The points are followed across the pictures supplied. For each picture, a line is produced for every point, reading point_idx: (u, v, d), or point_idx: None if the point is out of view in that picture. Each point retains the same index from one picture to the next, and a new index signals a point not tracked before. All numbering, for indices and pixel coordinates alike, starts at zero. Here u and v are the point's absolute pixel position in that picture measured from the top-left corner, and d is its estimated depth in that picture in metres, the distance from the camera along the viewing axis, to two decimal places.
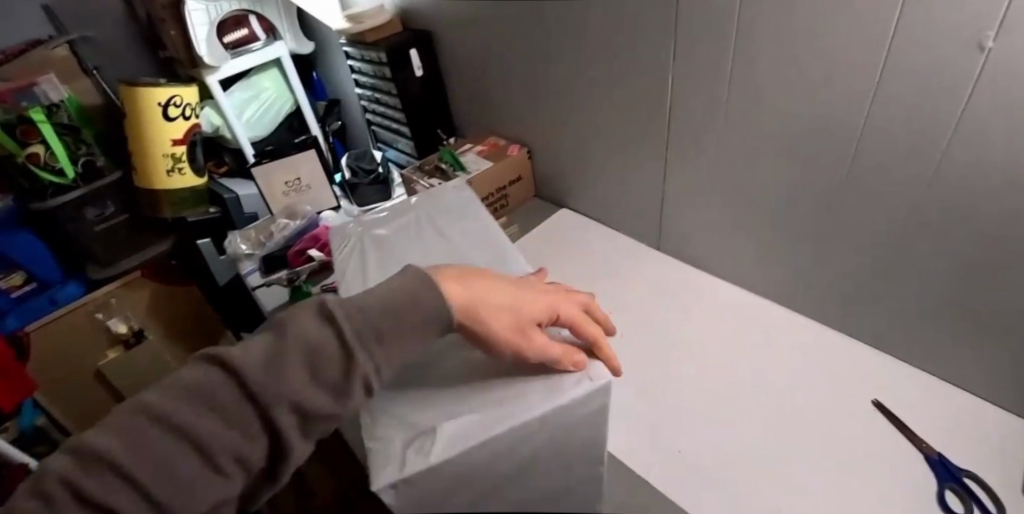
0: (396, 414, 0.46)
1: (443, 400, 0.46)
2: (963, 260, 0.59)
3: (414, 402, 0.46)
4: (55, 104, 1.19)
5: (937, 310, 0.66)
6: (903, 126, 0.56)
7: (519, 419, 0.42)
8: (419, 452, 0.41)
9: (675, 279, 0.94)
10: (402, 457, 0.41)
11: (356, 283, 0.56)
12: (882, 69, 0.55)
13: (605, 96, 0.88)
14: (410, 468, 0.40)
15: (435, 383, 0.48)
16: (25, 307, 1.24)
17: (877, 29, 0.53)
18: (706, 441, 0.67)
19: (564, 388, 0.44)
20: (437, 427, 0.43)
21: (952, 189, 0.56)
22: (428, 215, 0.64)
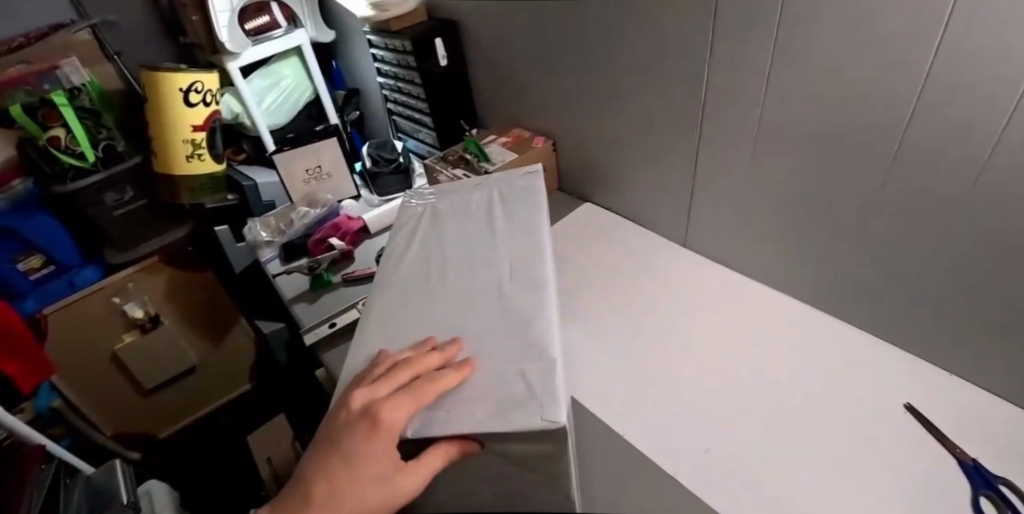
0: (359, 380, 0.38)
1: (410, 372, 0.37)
2: (965, 261, 0.57)
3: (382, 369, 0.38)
4: (79, 89, 1.19)
5: (975, 328, 0.60)
6: (942, 134, 0.52)
7: (457, 424, 0.31)
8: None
9: (704, 276, 0.89)
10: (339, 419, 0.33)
11: (392, 257, 0.50)
12: (928, 70, 0.50)
13: (637, 86, 0.86)
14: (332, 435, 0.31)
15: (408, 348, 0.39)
16: (44, 289, 1.25)
17: (923, 26, 0.48)
18: (730, 440, 0.61)
19: (520, 410, 0.30)
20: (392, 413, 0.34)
21: (996, 202, 0.51)
22: (495, 195, 0.53)
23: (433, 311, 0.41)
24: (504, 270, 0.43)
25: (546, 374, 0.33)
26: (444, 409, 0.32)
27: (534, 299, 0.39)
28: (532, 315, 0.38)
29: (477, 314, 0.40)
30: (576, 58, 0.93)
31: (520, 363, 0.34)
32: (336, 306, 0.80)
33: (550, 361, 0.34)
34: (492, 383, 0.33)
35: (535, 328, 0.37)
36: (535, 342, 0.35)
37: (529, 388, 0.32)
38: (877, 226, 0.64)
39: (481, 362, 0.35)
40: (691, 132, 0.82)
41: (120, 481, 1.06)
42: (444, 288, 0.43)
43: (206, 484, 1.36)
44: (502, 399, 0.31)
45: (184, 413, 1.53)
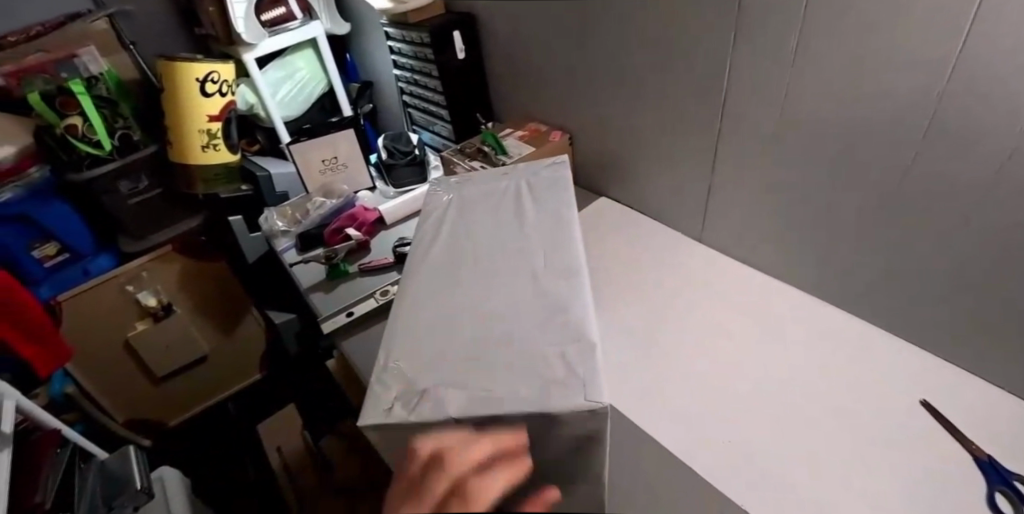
0: (394, 367, 0.38)
1: (447, 356, 0.38)
2: (964, 261, 0.58)
3: (416, 353, 0.39)
4: (96, 78, 1.19)
5: (991, 329, 0.60)
6: (967, 132, 0.51)
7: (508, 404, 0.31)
8: (407, 406, 0.34)
9: (722, 273, 0.88)
10: (392, 400, 0.35)
11: (422, 244, 0.50)
12: (953, 67, 0.50)
13: (658, 79, 0.86)
14: (390, 416, 0.34)
15: (443, 335, 0.40)
16: (58, 276, 1.26)
17: (954, 21, 0.48)
18: (749, 430, 0.62)
19: (562, 390, 0.32)
20: (432, 389, 0.35)
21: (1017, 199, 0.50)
22: (522, 184, 0.55)
23: (468, 295, 0.43)
24: (536, 257, 0.45)
25: (584, 355, 0.35)
26: (491, 388, 0.34)
27: (567, 285, 0.41)
28: (566, 300, 0.40)
29: (511, 298, 0.41)
30: (597, 55, 0.93)
31: (559, 345, 0.36)
32: (352, 296, 0.80)
33: (587, 343, 0.36)
34: (534, 365, 0.35)
35: (570, 312, 0.39)
36: (571, 325, 0.37)
37: (569, 369, 0.34)
38: (894, 224, 0.63)
39: (522, 343, 0.37)
40: (710, 128, 0.81)
41: (134, 466, 1.07)
42: (477, 273, 0.45)
43: (216, 472, 1.37)
44: (545, 379, 0.33)
45: (196, 401, 1.55)
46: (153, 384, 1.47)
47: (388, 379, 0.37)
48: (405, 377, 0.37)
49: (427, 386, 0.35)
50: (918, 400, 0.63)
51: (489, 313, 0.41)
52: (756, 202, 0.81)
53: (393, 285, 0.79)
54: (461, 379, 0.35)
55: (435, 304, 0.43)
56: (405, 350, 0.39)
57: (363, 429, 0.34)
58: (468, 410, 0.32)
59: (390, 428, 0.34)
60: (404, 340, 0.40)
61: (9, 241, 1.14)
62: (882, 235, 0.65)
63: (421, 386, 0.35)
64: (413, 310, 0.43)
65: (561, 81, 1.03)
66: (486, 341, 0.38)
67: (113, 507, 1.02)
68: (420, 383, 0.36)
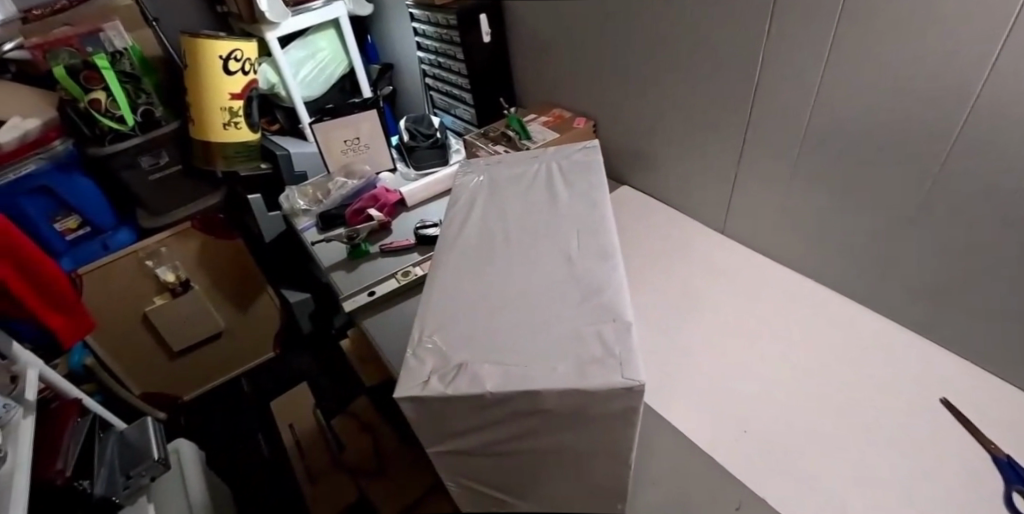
0: (429, 342, 0.38)
1: (482, 335, 0.38)
2: (993, 262, 0.57)
3: (451, 330, 0.39)
4: (121, 53, 1.17)
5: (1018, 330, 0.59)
6: (1005, 132, 0.50)
7: (547, 384, 0.32)
8: (444, 379, 0.34)
9: (743, 265, 0.87)
10: (427, 374, 0.35)
11: (452, 225, 0.51)
12: (992, 66, 0.49)
13: (687, 69, 0.84)
14: (426, 389, 0.33)
15: (478, 313, 0.40)
16: (79, 250, 1.27)
17: (996, 20, 0.47)
18: (769, 421, 0.62)
19: (600, 368, 0.32)
20: (469, 365, 0.35)
21: None
22: (552, 168, 0.55)
23: (501, 277, 0.43)
24: (568, 240, 0.45)
25: (621, 334, 0.35)
26: (528, 365, 0.34)
27: (601, 267, 0.41)
28: (600, 281, 0.40)
29: (545, 280, 0.42)
30: (624, 42, 0.92)
31: (594, 325, 0.36)
32: (374, 275, 0.81)
33: (623, 323, 0.36)
34: (569, 344, 0.35)
35: (604, 294, 0.39)
36: (605, 306, 0.37)
37: (606, 348, 0.34)
38: (924, 221, 0.62)
39: (559, 323, 0.37)
40: (739, 119, 0.80)
41: (152, 438, 1.09)
42: (510, 254, 0.45)
43: (230, 445, 1.40)
44: (582, 357, 0.34)
45: (212, 377, 1.58)
46: (169, 358, 1.49)
47: (423, 354, 0.37)
48: (441, 352, 0.37)
49: (464, 361, 0.36)
50: (939, 399, 0.62)
51: (524, 294, 0.41)
52: (781, 195, 0.80)
53: (415, 266, 0.80)
54: (498, 356, 0.36)
55: (468, 284, 0.43)
56: (439, 328, 0.39)
57: (396, 399, 0.34)
58: (506, 387, 0.32)
59: (425, 400, 0.33)
60: (438, 317, 0.40)
61: (33, 214, 1.15)
62: (909, 232, 0.64)
63: (457, 361, 0.36)
64: (446, 288, 0.43)
65: (588, 67, 1.03)
66: (522, 322, 0.38)
67: (131, 477, 1.02)
68: (455, 358, 0.36)
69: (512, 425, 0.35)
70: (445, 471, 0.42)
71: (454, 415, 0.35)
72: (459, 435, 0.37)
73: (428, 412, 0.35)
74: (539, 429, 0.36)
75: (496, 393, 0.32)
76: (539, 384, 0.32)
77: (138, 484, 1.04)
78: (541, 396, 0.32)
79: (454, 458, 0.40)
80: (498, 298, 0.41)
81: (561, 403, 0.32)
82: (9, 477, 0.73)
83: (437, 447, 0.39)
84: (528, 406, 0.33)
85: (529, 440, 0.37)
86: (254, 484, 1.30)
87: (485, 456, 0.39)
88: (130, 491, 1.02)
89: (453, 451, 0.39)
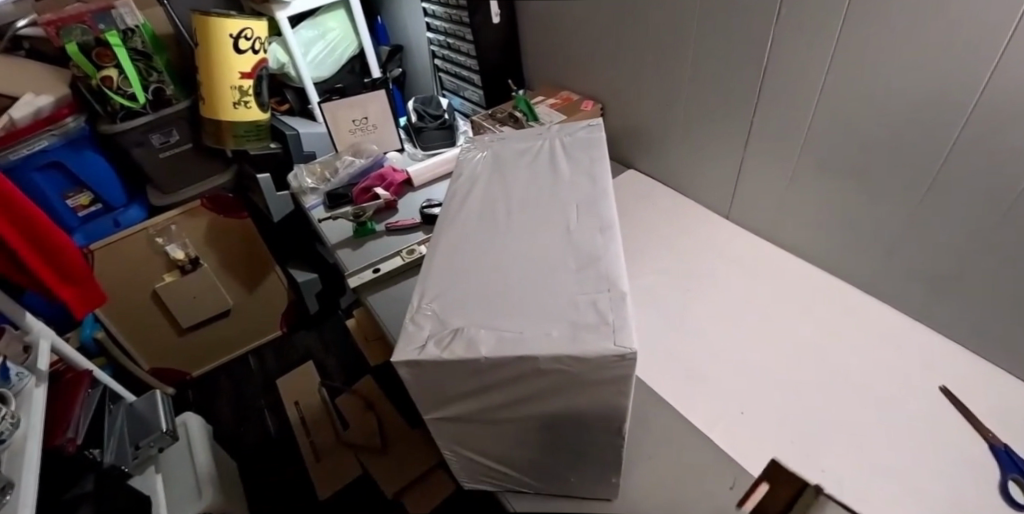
0: (428, 309, 0.39)
1: (479, 303, 0.38)
2: (994, 251, 0.57)
3: (450, 297, 0.40)
4: (132, 30, 1.15)
5: (1016, 320, 0.59)
6: (1014, 117, 0.49)
7: (541, 350, 0.32)
8: (440, 344, 0.35)
9: (748, 250, 0.87)
10: (425, 338, 0.35)
11: (456, 197, 0.51)
12: (1001, 55, 0.48)
13: (694, 55, 0.84)
14: (423, 353, 0.34)
15: (478, 280, 0.41)
16: (91, 226, 1.28)
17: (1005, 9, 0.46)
18: (766, 404, 0.63)
19: (595, 334, 0.33)
20: (467, 329, 0.35)
21: None
22: (556, 145, 0.55)
23: (500, 247, 0.44)
24: (568, 213, 0.45)
25: (616, 303, 0.35)
26: (523, 331, 0.34)
27: (599, 239, 0.41)
28: (598, 253, 0.40)
29: (544, 251, 0.42)
30: (633, 25, 0.91)
31: (590, 294, 0.37)
32: (380, 253, 0.82)
33: (618, 293, 0.36)
34: (565, 311, 0.36)
35: (601, 265, 0.39)
36: (603, 276, 0.38)
37: (601, 315, 0.34)
38: (929, 210, 0.62)
39: (558, 291, 0.38)
40: (746, 105, 0.79)
41: (161, 412, 1.12)
42: (511, 226, 0.46)
43: (237, 420, 1.43)
44: (577, 324, 0.34)
45: (221, 354, 1.61)
46: (178, 334, 1.51)
47: (421, 320, 0.37)
48: (440, 318, 0.37)
49: (462, 326, 0.36)
50: (937, 386, 0.62)
51: (524, 263, 0.41)
52: (788, 182, 0.79)
53: (419, 245, 0.80)
54: (495, 322, 0.36)
55: (469, 253, 0.44)
56: (437, 296, 0.40)
57: (394, 363, 0.34)
58: (500, 352, 0.33)
59: (422, 364, 0.34)
60: (437, 285, 0.41)
61: (44, 189, 1.15)
62: (912, 218, 0.64)
63: (455, 326, 0.36)
64: (446, 258, 0.44)
65: (597, 50, 1.02)
66: (519, 291, 0.39)
67: (140, 447, 1.06)
68: (453, 324, 0.37)
69: (508, 393, 0.36)
70: (442, 436, 0.43)
71: (450, 380, 0.35)
72: (457, 401, 0.37)
73: (424, 378, 0.35)
74: (534, 396, 0.36)
75: (490, 358, 0.33)
76: (534, 349, 0.32)
77: (147, 454, 1.07)
78: (535, 361, 0.32)
79: (450, 425, 0.41)
80: (496, 267, 0.42)
81: (555, 368, 0.33)
82: (21, 443, 0.75)
83: (433, 414, 0.39)
84: (523, 370, 0.33)
85: (523, 407, 0.38)
86: (260, 458, 1.33)
87: (480, 422, 0.40)
88: (138, 460, 1.05)
89: (449, 417, 0.40)
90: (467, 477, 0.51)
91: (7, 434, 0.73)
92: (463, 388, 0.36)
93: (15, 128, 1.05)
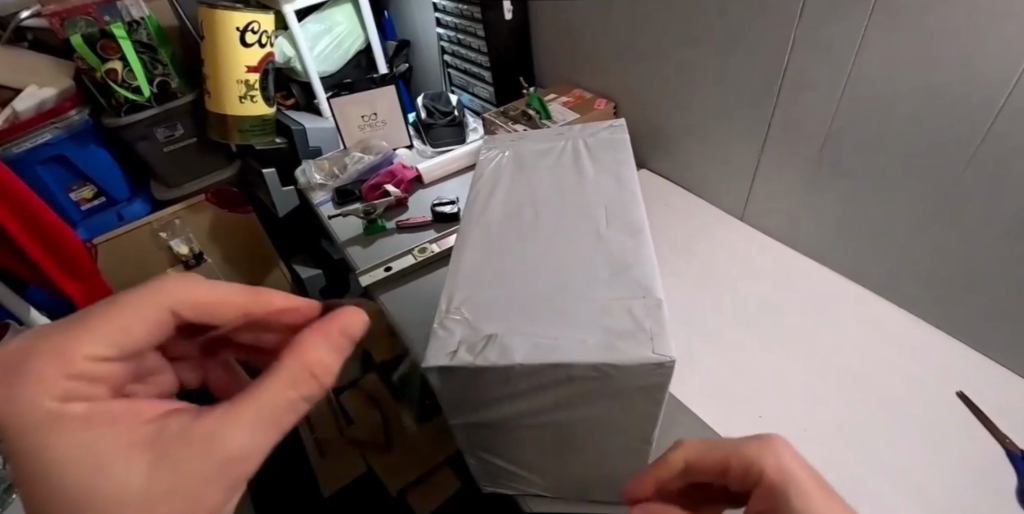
0: (457, 312, 0.38)
1: (510, 308, 0.38)
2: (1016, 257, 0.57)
3: (479, 300, 0.39)
4: (137, 22, 1.13)
5: None
6: None
7: (579, 358, 0.32)
8: (473, 350, 0.34)
9: (761, 251, 0.85)
10: (456, 344, 0.35)
11: (479, 196, 0.50)
12: None
13: (711, 55, 0.82)
14: (454, 359, 0.33)
15: (507, 284, 0.40)
16: (95, 220, 1.27)
17: None
18: (783, 407, 0.62)
19: (632, 341, 0.33)
20: (500, 335, 0.35)
21: None
22: (579, 145, 0.54)
23: (528, 251, 0.43)
24: (597, 216, 0.45)
25: (651, 310, 0.35)
26: (557, 337, 0.34)
27: (630, 244, 0.41)
28: (631, 257, 0.40)
29: (573, 253, 0.42)
30: (649, 24, 0.90)
31: (624, 300, 0.36)
32: (391, 251, 0.81)
33: (653, 300, 0.36)
34: (599, 316, 0.35)
35: (633, 270, 0.39)
36: (636, 281, 0.37)
37: (636, 322, 0.34)
38: (950, 216, 0.61)
39: (590, 296, 0.37)
40: (763, 106, 0.78)
41: None
42: (537, 228, 0.45)
43: None
44: (611, 331, 0.34)
45: None
46: None
47: (450, 324, 0.37)
48: (469, 323, 0.37)
49: (493, 331, 0.36)
50: (954, 391, 0.62)
51: (552, 267, 0.41)
52: (803, 186, 0.78)
53: (431, 243, 0.79)
54: (527, 327, 0.36)
55: (494, 255, 0.43)
56: (465, 301, 0.39)
57: (426, 369, 0.33)
58: (540, 358, 0.32)
59: (453, 371, 0.33)
60: (464, 286, 0.40)
61: (48, 183, 1.14)
62: (932, 221, 0.63)
63: (486, 332, 0.36)
64: (472, 260, 0.43)
65: (610, 48, 1.01)
66: (551, 295, 0.38)
67: None
68: (485, 329, 0.36)
69: (538, 399, 0.35)
70: (463, 439, 0.43)
71: (482, 387, 0.35)
72: (486, 406, 0.37)
73: (455, 383, 0.35)
74: (564, 403, 0.36)
75: (529, 364, 0.32)
76: (568, 356, 0.32)
77: None
78: (570, 368, 0.32)
79: (476, 430, 0.41)
80: (524, 272, 0.41)
81: (589, 376, 0.32)
82: None
83: (460, 419, 0.39)
84: (559, 377, 0.33)
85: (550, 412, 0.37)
86: None
87: (505, 428, 0.40)
88: None
89: (476, 422, 0.39)
90: (485, 479, 0.51)
91: None
92: (492, 394, 0.35)
93: (18, 121, 1.04)
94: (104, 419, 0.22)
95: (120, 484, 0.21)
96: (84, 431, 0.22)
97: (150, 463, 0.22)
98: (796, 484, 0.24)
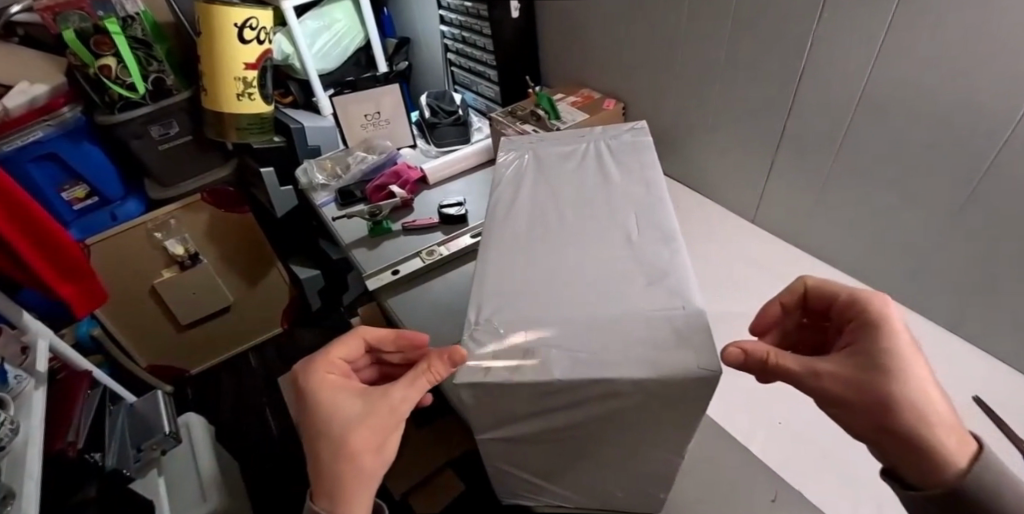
0: (489, 324, 0.37)
1: (546, 318, 0.37)
2: None
3: (512, 310, 0.38)
4: (131, 17, 1.10)
5: None
6: None
7: (623, 374, 0.31)
8: (508, 365, 0.33)
9: (771, 253, 0.85)
10: (490, 358, 0.34)
11: (502, 199, 0.49)
12: None
13: (724, 56, 0.81)
14: (489, 375, 0.32)
15: (540, 293, 0.39)
16: (87, 220, 1.23)
17: None
18: (802, 410, 0.59)
19: (676, 355, 0.32)
20: (537, 350, 0.34)
21: None
22: (601, 147, 0.53)
23: (560, 258, 0.42)
24: (628, 222, 0.44)
25: (693, 322, 0.34)
26: (598, 351, 0.33)
27: (664, 252, 0.40)
28: (666, 266, 0.39)
29: (607, 261, 0.41)
30: (660, 23, 0.88)
31: (663, 311, 0.36)
32: (397, 253, 0.80)
33: (694, 311, 0.35)
34: (640, 327, 0.35)
35: (671, 280, 0.38)
36: (674, 291, 0.37)
37: (677, 334, 0.33)
38: (965, 223, 0.60)
39: (628, 306, 0.37)
40: (777, 109, 0.77)
41: (162, 414, 1.08)
42: (567, 236, 0.44)
43: (239, 421, 1.40)
44: (654, 343, 0.33)
45: (221, 349, 1.58)
46: (178, 330, 1.48)
47: (482, 337, 0.36)
48: (502, 336, 0.36)
49: (528, 345, 0.35)
50: (969, 397, 0.60)
51: (587, 275, 0.40)
52: (814, 189, 0.77)
53: (439, 245, 0.78)
54: (564, 340, 0.35)
55: (522, 261, 0.42)
56: (498, 312, 0.38)
57: (459, 385, 0.32)
58: (583, 374, 0.31)
59: (487, 388, 0.32)
60: (493, 295, 0.39)
61: (40, 182, 1.11)
62: (948, 225, 0.62)
63: (521, 346, 0.34)
64: (500, 268, 0.42)
65: (618, 47, 0.99)
66: (588, 306, 0.38)
67: (142, 450, 1.03)
68: (519, 342, 0.35)
69: (569, 413, 0.34)
70: (486, 454, 0.42)
71: (515, 403, 0.34)
72: (516, 421, 0.36)
73: (488, 399, 0.34)
74: (596, 418, 0.34)
75: (572, 377, 0.31)
76: (611, 371, 0.31)
77: (149, 457, 1.04)
78: (610, 384, 0.31)
79: (502, 445, 0.39)
80: (557, 280, 0.40)
81: (633, 392, 0.31)
82: (22, 449, 0.72)
83: (487, 434, 0.38)
84: (596, 393, 0.32)
85: (580, 426, 0.36)
86: (264, 460, 1.30)
87: (532, 442, 0.38)
88: (140, 463, 1.02)
89: (502, 438, 0.38)
90: (504, 491, 0.49)
91: (8, 439, 0.70)
92: (523, 410, 0.34)
93: (8, 119, 1.01)
94: (319, 394, 0.38)
95: (346, 419, 0.36)
96: (332, 394, 0.38)
97: (362, 409, 0.37)
98: (892, 325, 0.33)
